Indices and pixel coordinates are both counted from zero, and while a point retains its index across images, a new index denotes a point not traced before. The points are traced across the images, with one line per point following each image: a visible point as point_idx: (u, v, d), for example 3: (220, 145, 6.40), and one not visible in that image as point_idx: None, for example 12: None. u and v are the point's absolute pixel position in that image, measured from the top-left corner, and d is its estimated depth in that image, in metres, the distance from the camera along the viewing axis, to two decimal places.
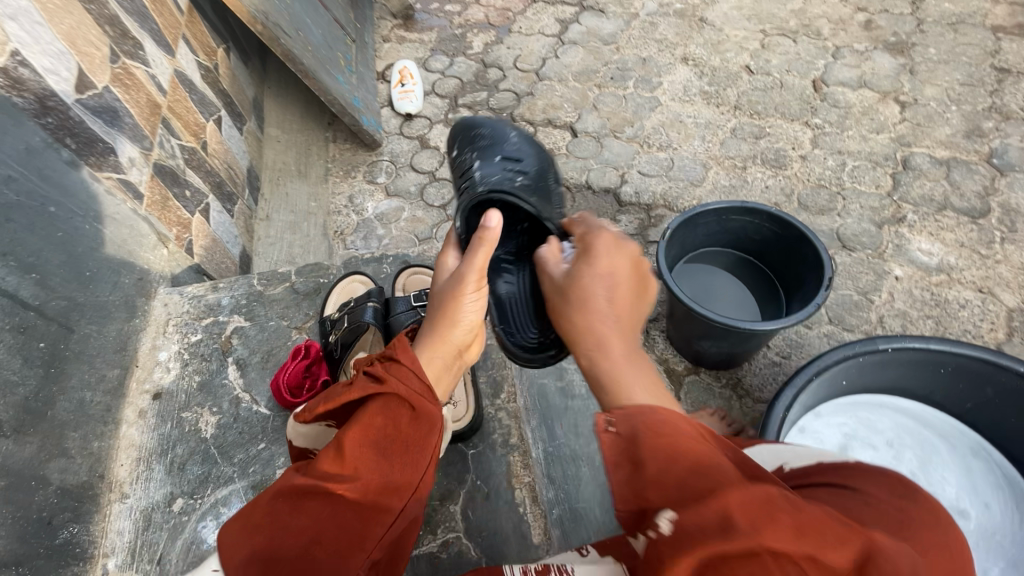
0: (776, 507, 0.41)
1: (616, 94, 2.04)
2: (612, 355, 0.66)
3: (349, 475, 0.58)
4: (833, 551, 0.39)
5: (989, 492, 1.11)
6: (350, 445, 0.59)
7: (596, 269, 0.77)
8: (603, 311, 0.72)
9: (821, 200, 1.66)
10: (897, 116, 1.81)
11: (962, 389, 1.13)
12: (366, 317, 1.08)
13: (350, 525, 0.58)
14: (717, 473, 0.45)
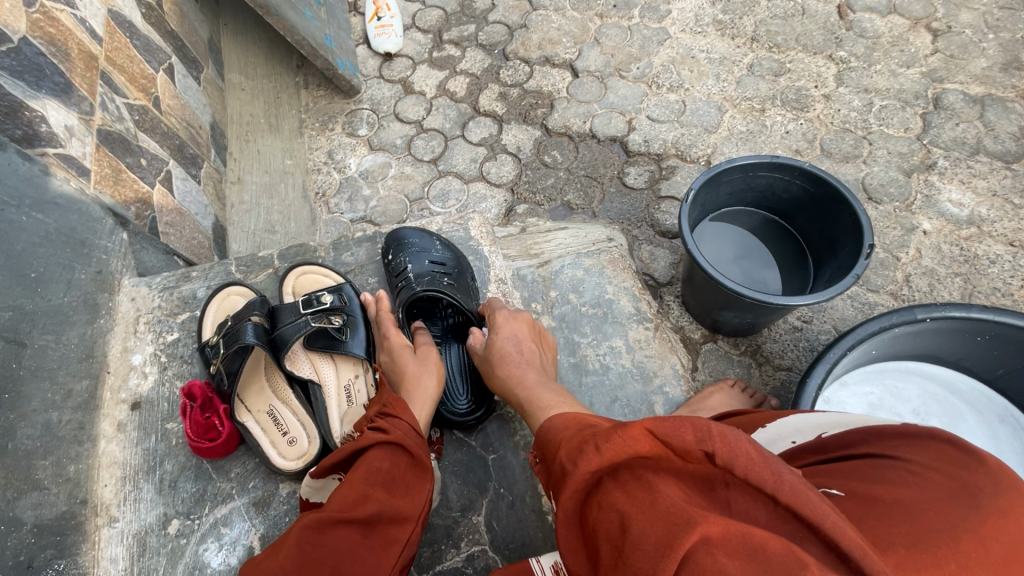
0: (588, 443, 0.58)
1: (620, 26, 1.82)
2: (525, 382, 0.90)
3: (363, 507, 0.67)
4: (624, 438, 0.53)
5: (1015, 459, 1.11)
6: (358, 478, 0.71)
7: (502, 333, 0.98)
8: (517, 360, 0.94)
9: (846, 145, 1.53)
10: (929, 46, 1.65)
11: (996, 356, 1.09)
12: (248, 337, 0.88)
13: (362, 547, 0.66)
14: (582, 439, 0.62)
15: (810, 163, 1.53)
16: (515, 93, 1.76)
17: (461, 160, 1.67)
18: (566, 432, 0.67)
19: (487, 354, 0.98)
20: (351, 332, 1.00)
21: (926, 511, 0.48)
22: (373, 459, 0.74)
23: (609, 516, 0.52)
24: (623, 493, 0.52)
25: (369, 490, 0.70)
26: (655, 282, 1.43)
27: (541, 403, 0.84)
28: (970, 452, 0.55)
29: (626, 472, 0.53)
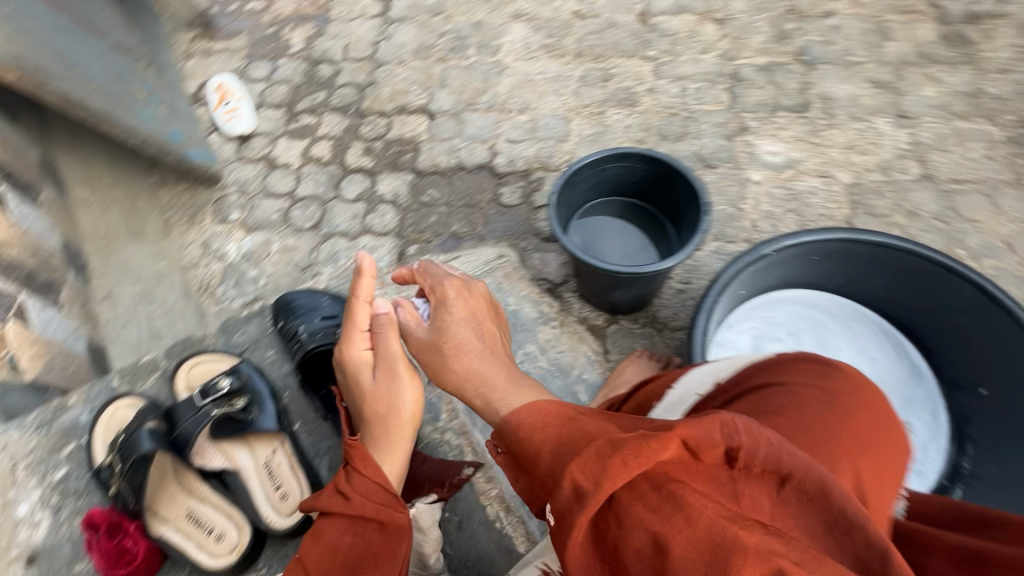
0: (601, 454, 0.53)
1: (461, 66, 1.97)
2: (496, 385, 0.79)
3: None
4: (654, 453, 0.50)
5: (874, 347, 1.33)
6: (317, 562, 0.81)
7: (456, 318, 0.95)
8: (473, 351, 0.88)
9: (676, 126, 1.76)
10: (717, 34, 1.94)
11: (832, 267, 1.29)
12: (145, 446, 0.95)
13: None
14: (576, 447, 0.57)
15: (653, 148, 1.73)
16: (380, 145, 1.83)
17: (342, 220, 1.69)
18: (547, 437, 0.62)
19: (435, 341, 0.93)
20: (256, 410, 1.05)
21: (829, 428, 0.63)
22: (336, 536, 0.83)
23: (638, 532, 0.51)
24: (651, 510, 0.50)
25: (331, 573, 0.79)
26: (552, 283, 1.53)
27: (502, 397, 0.75)
28: (828, 364, 0.73)
29: (655, 486, 0.51)
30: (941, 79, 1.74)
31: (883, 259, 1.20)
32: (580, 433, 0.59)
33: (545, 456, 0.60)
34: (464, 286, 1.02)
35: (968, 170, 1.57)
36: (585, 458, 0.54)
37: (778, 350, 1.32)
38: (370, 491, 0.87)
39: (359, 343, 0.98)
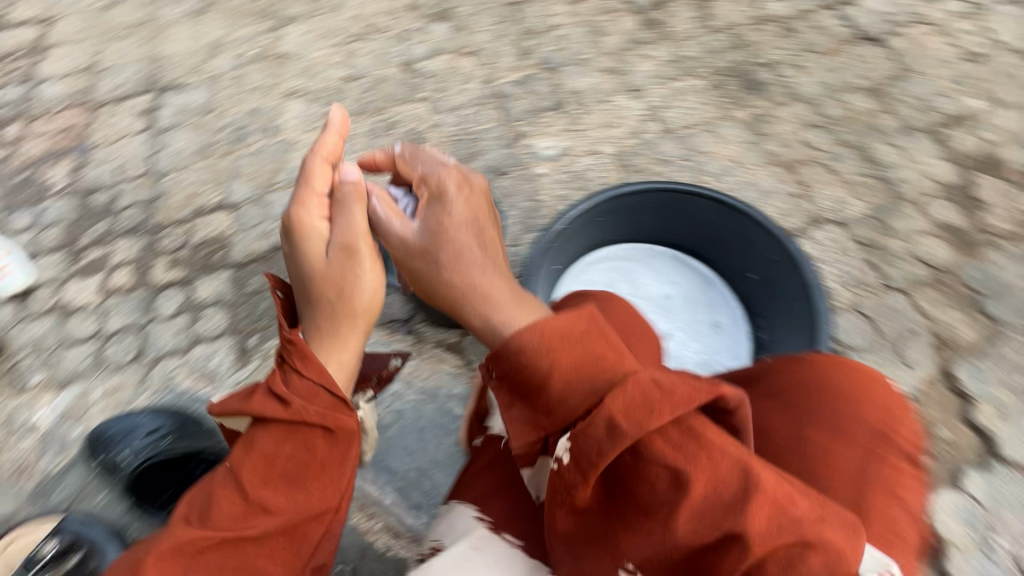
0: (646, 395, 0.68)
1: (249, 154, 1.98)
2: (500, 301, 0.86)
3: (252, 523, 0.83)
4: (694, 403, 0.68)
5: (671, 271, 1.60)
6: (250, 476, 0.84)
7: (456, 220, 0.96)
8: (474, 264, 0.91)
9: (463, 150, 1.95)
10: (474, 65, 2.19)
11: (618, 222, 1.50)
12: None
13: (259, 538, 0.83)
14: (597, 393, 0.71)
15: None
16: (186, 252, 1.77)
17: (167, 338, 1.64)
18: (571, 374, 0.73)
19: (427, 247, 0.95)
20: (95, 550, 1.30)
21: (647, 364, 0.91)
22: (272, 445, 0.86)
23: (671, 457, 0.67)
24: (675, 447, 0.67)
25: (265, 484, 0.85)
26: None
27: (496, 301, 0.86)
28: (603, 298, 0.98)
29: (682, 429, 0.68)
30: (651, 55, 2.14)
31: (653, 202, 1.45)
32: (602, 359, 0.73)
33: (560, 394, 0.73)
34: (465, 176, 1.02)
35: (692, 116, 1.95)
36: (628, 397, 0.68)
37: None
38: (313, 393, 0.89)
39: (355, 186, 1.02)
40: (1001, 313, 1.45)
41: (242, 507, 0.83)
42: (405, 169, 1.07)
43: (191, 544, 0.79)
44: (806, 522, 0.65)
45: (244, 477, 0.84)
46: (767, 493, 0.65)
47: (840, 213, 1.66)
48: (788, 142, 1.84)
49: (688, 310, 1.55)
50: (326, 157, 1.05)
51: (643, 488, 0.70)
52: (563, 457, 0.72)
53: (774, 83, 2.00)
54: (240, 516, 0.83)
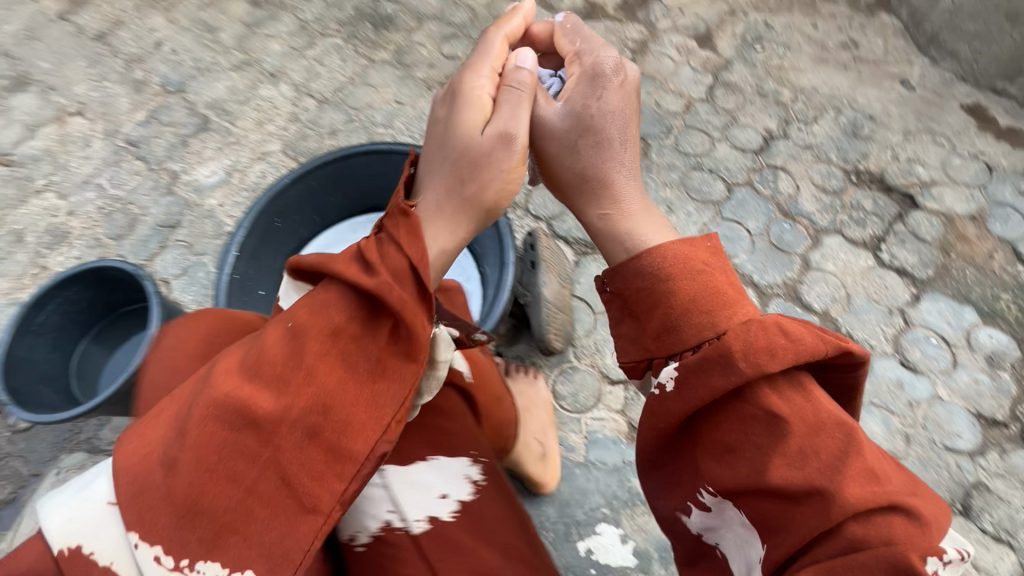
0: (768, 334, 0.60)
1: None
2: (630, 199, 0.77)
3: (297, 408, 0.61)
4: (817, 348, 0.60)
5: None
6: (297, 339, 0.64)
7: (609, 105, 0.81)
8: (621, 158, 0.79)
9: (118, 220, 1.66)
10: (85, 123, 1.83)
11: (297, 218, 1.42)
12: None
13: (280, 424, 0.61)
14: (716, 328, 0.63)
15: (118, 252, 1.61)
16: None
17: None
18: (696, 292, 0.65)
19: (580, 128, 0.81)
20: None
21: None
22: (340, 321, 0.64)
23: (788, 402, 0.58)
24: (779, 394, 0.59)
25: (324, 357, 0.63)
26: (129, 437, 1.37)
27: (622, 195, 0.78)
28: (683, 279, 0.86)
29: (784, 384, 0.60)
30: (275, 31, 1.99)
31: (313, 185, 1.39)
32: (718, 293, 0.65)
33: (685, 323, 0.65)
34: (620, 62, 0.84)
35: (339, 78, 1.88)
36: (753, 334, 0.60)
37: None
38: (403, 274, 0.66)
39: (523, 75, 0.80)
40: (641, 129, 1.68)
41: (259, 381, 0.63)
42: (561, 45, 0.91)
43: (216, 409, 0.61)
44: (893, 491, 0.56)
45: (287, 341, 0.64)
46: (860, 457, 0.57)
47: None
48: (434, 63, 1.88)
49: None
50: (509, 36, 0.88)
51: (731, 425, 0.61)
52: (668, 384, 0.64)
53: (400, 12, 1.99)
54: (275, 393, 0.62)
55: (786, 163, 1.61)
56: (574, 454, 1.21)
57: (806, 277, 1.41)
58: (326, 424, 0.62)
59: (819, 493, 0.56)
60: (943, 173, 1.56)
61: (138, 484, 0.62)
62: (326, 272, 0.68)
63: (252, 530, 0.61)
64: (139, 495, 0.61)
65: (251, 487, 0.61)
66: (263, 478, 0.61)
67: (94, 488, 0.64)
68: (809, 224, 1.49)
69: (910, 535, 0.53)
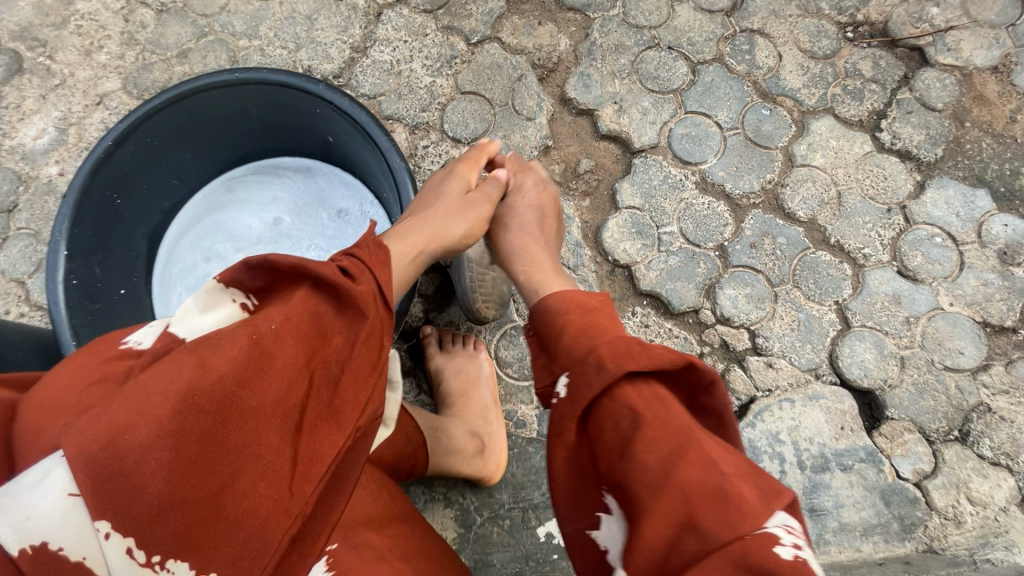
0: (633, 346, 0.59)
1: None
2: (541, 264, 0.85)
3: (289, 397, 0.54)
4: (678, 360, 0.58)
5: (266, 191, 1.21)
6: (289, 337, 0.55)
7: (529, 200, 0.93)
8: (534, 236, 0.90)
9: None
10: None
11: (145, 188, 1.09)
12: None
13: (274, 422, 0.54)
14: (593, 342, 0.61)
15: None
16: None
17: None
18: (582, 322, 0.65)
19: (503, 216, 0.93)
20: None
21: None
22: (330, 326, 0.59)
23: (646, 403, 0.55)
24: (637, 394, 0.56)
25: (310, 360, 0.56)
26: None
27: (533, 261, 0.86)
28: None
29: (646, 383, 0.57)
30: None
31: (150, 142, 1.04)
32: (603, 324, 0.64)
33: (570, 338, 0.64)
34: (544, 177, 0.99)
35: None
36: (621, 346, 0.59)
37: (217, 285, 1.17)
38: (373, 294, 0.63)
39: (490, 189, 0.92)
40: None
41: (252, 372, 0.52)
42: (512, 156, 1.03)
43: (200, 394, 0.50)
44: (742, 488, 0.48)
45: (271, 334, 0.54)
46: (700, 448, 0.52)
47: None
48: None
49: (309, 219, 1.20)
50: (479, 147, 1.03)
51: (608, 423, 0.56)
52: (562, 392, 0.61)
53: None
54: (267, 389, 0.53)
55: (765, 24, 1.25)
56: (526, 430, 1.06)
57: (789, 176, 1.15)
58: (302, 434, 0.56)
59: (673, 483, 0.50)
60: (961, 14, 1.23)
61: (104, 472, 0.47)
62: (305, 273, 0.59)
63: (241, 528, 0.52)
64: (109, 477, 0.47)
65: (238, 482, 0.52)
66: (254, 478, 0.53)
67: (49, 470, 0.48)
68: (794, 106, 1.19)
69: (736, 504, 0.47)
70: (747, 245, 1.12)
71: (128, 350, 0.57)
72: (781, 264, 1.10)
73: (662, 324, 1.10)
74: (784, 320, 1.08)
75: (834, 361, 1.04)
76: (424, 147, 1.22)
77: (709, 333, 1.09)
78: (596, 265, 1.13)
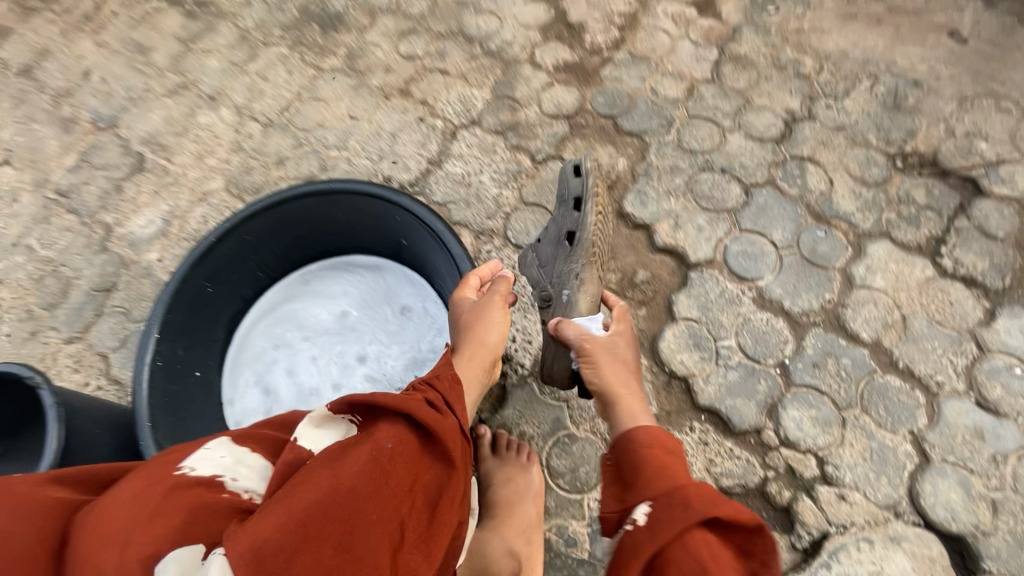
0: (708, 493, 0.61)
1: None
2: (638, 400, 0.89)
3: (395, 509, 0.61)
4: (750, 521, 0.59)
5: (339, 285, 1.29)
6: (400, 459, 0.63)
7: (623, 338, 1.00)
8: (625, 363, 0.95)
9: (52, 287, 1.48)
10: (14, 175, 1.69)
11: (235, 278, 1.19)
12: None
13: (387, 535, 0.59)
14: (671, 483, 0.65)
15: (51, 325, 1.43)
16: None
17: None
18: (653, 457, 0.71)
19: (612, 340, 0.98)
20: None
21: None
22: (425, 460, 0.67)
23: (707, 557, 0.55)
24: (705, 546, 0.56)
25: (412, 484, 0.64)
26: None
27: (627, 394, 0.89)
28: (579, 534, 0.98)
29: (713, 535, 0.58)
30: (213, 47, 1.79)
31: (247, 240, 1.15)
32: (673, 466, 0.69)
33: (653, 472, 0.69)
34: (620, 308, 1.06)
35: (285, 95, 1.65)
36: (699, 490, 0.62)
37: (282, 371, 1.22)
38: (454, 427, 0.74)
39: (502, 289, 1.04)
40: (634, 125, 1.41)
41: (376, 487, 0.60)
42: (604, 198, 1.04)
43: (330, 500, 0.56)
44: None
45: (387, 454, 0.62)
46: None
47: (469, 114, 1.50)
48: (392, 66, 1.63)
49: (375, 315, 1.26)
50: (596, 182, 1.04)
51: (674, 558, 0.56)
52: (637, 520, 0.63)
53: (350, 8, 1.77)
54: (382, 505, 0.60)
55: (814, 151, 1.32)
56: (577, 549, 1.03)
57: (849, 297, 1.15)
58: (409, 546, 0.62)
59: None
60: (1011, 148, 1.28)
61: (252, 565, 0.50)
62: (401, 413, 0.67)
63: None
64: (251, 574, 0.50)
65: None
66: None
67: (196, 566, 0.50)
68: (849, 229, 1.22)
69: None
70: (809, 364, 1.10)
71: (182, 477, 0.57)
72: (847, 386, 1.07)
73: (723, 442, 1.06)
74: (854, 448, 1.03)
75: (916, 500, 0.98)
76: (487, 252, 1.30)
77: (773, 456, 1.04)
78: (653, 374, 1.12)
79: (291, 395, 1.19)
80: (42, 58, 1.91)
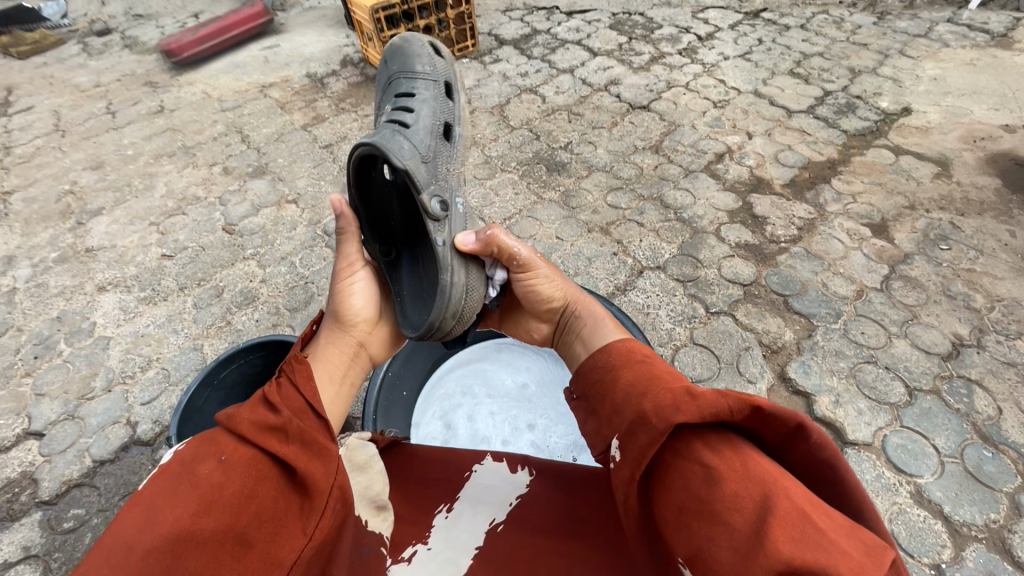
0: (685, 397, 0.75)
1: (58, 365, 1.83)
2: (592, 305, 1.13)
3: (239, 502, 0.69)
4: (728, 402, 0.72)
5: (524, 360, 1.54)
6: (236, 467, 0.72)
7: None
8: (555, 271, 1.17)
9: (299, 295, 1.92)
10: (298, 211, 2.27)
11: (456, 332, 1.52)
12: None
13: (234, 533, 0.67)
14: (648, 404, 0.79)
15: (289, 323, 1.85)
16: None
17: None
18: (626, 388, 0.86)
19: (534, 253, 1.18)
20: None
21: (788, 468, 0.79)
22: (264, 460, 0.74)
23: (707, 451, 0.72)
24: (703, 446, 0.72)
25: (258, 488, 0.72)
26: None
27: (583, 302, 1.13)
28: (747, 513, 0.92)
29: (702, 430, 0.73)
30: None
31: None
32: (653, 384, 0.83)
33: (623, 398, 0.84)
34: None
35: (509, 208, 2.11)
36: (676, 401, 0.75)
37: (462, 415, 1.45)
38: (302, 410, 0.82)
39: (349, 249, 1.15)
40: (804, 307, 1.61)
41: (209, 500, 0.68)
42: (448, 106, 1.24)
43: (168, 531, 0.64)
44: (838, 539, 0.60)
45: (225, 465, 0.72)
46: (775, 487, 0.66)
47: (656, 260, 1.81)
48: (598, 209, 2.03)
49: (549, 393, 1.47)
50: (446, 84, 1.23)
51: (674, 477, 0.72)
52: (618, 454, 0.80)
53: (573, 161, 2.26)
54: (231, 504, 0.69)
55: (983, 377, 1.42)
56: None
57: (1017, 525, 1.17)
58: (264, 536, 0.69)
59: (761, 515, 0.63)
60: None
61: None
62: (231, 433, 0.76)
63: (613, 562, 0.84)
64: None
65: None
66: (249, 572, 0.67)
67: None
68: (1018, 458, 1.26)
69: (796, 519, 0.62)
70: None
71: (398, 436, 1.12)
72: None
73: None
74: None
75: None
76: None
77: None
78: None
79: (466, 437, 1.40)
80: (341, 140, 2.62)
